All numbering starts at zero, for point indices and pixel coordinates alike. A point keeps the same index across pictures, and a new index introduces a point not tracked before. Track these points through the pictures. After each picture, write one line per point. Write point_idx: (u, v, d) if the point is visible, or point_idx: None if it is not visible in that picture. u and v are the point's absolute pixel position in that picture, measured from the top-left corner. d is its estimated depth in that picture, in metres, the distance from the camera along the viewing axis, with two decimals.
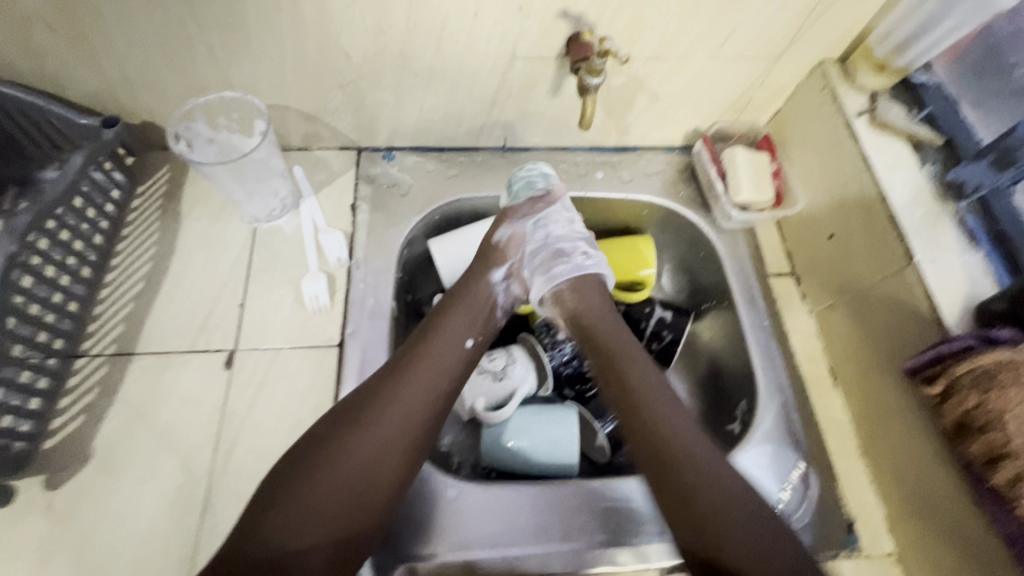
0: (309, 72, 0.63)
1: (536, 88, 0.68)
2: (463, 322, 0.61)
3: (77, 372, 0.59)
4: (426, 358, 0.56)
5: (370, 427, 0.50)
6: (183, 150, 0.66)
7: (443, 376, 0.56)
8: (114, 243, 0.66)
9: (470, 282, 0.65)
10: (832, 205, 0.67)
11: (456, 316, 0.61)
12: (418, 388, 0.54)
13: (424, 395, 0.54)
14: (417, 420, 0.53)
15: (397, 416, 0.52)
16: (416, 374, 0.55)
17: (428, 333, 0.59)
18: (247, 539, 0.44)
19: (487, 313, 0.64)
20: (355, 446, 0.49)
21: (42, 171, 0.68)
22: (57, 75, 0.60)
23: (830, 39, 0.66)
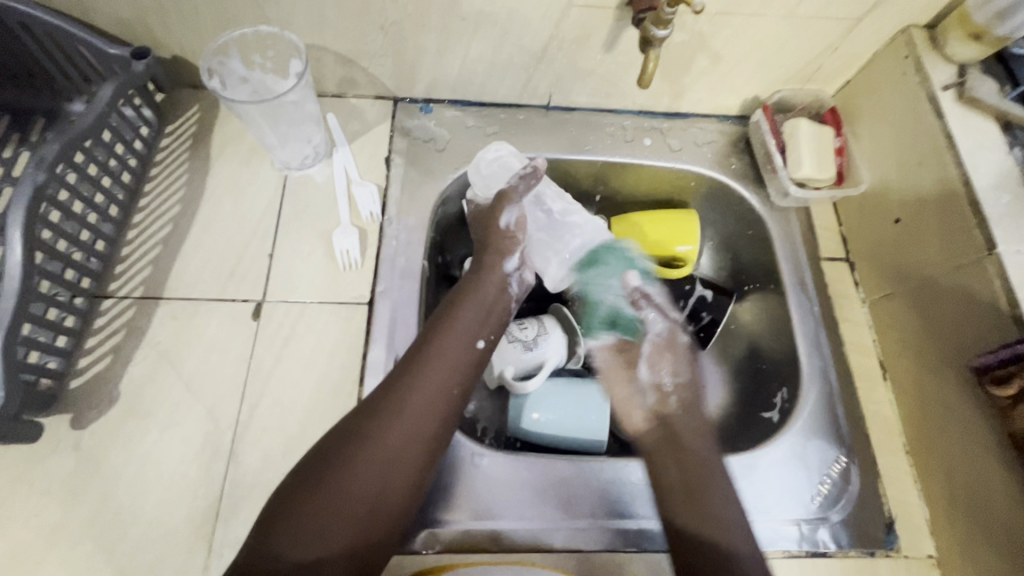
0: (349, 10, 0.58)
1: (590, 41, 0.63)
2: (471, 319, 0.56)
3: (104, 312, 0.58)
4: (431, 361, 0.52)
5: (381, 436, 0.47)
6: (215, 87, 0.62)
7: (454, 378, 0.52)
8: (142, 183, 0.63)
9: (478, 275, 0.60)
10: (902, 188, 0.62)
11: (466, 312, 0.56)
12: (429, 390, 0.50)
13: (431, 400, 0.50)
14: (429, 428, 0.49)
15: (407, 423, 0.48)
16: (426, 377, 0.51)
17: (437, 332, 0.54)
18: (263, 537, 0.43)
19: (497, 309, 0.59)
20: (367, 456, 0.46)
21: (70, 103, 0.65)
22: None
23: (922, 1, 0.59)
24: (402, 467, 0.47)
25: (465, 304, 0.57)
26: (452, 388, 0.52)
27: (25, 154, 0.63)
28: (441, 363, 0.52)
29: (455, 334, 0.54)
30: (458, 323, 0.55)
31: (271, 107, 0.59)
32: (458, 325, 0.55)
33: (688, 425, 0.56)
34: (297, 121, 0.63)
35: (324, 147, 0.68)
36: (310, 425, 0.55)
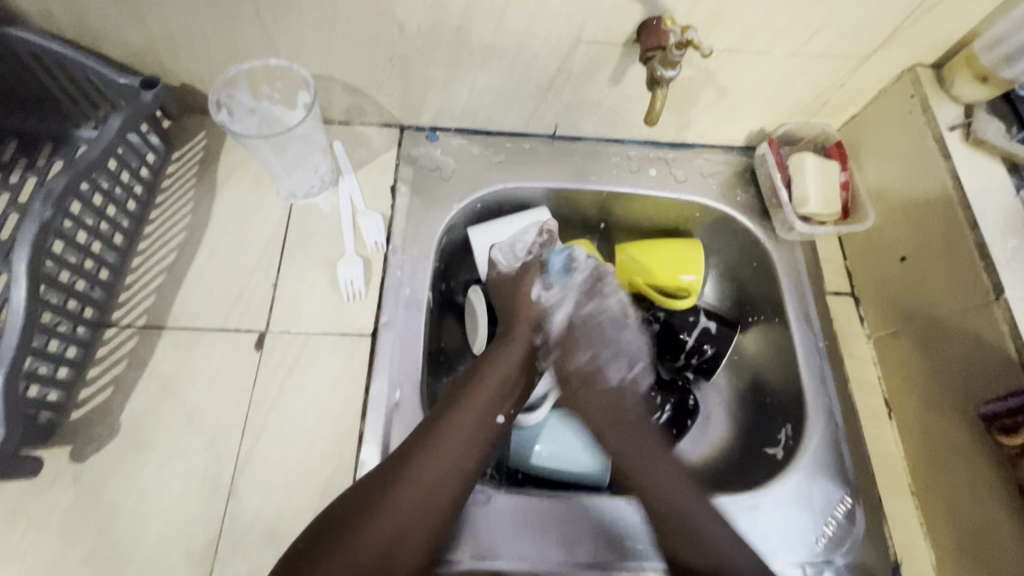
0: (358, 44, 0.59)
1: (597, 75, 0.63)
2: (491, 388, 0.57)
3: (107, 341, 0.58)
4: (450, 431, 0.53)
5: (395, 508, 0.48)
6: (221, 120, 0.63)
7: (470, 452, 0.53)
8: (148, 211, 0.64)
9: (499, 346, 0.61)
10: (907, 226, 0.63)
11: (485, 384, 0.57)
12: (444, 463, 0.52)
13: (447, 471, 0.52)
14: (442, 499, 0.51)
15: (421, 496, 0.50)
16: (442, 449, 0.52)
17: (455, 402, 0.56)
18: None
19: (519, 378, 0.60)
20: (380, 527, 0.47)
21: (77, 129, 0.65)
22: (98, 29, 0.57)
23: (928, 41, 0.59)
24: (410, 535, 0.48)
25: (487, 372, 0.58)
26: (471, 459, 0.53)
27: (32, 179, 0.63)
28: (460, 434, 0.54)
29: (474, 405, 0.56)
30: (479, 392, 0.57)
31: (280, 140, 0.60)
32: (479, 395, 0.56)
33: (645, 444, 0.58)
34: (305, 152, 0.64)
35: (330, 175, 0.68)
36: (311, 460, 0.55)
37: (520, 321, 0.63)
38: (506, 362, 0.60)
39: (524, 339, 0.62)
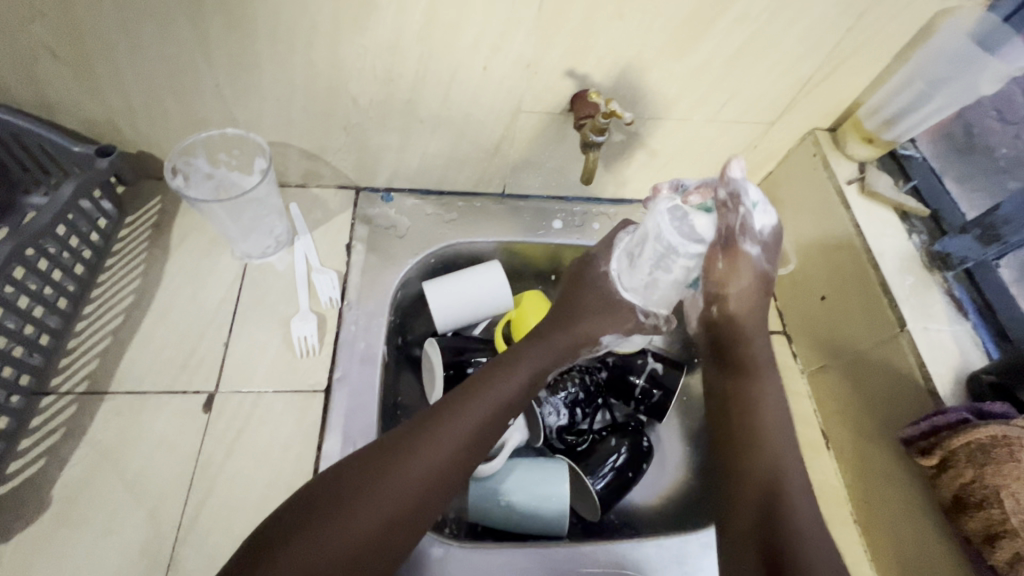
0: (313, 114, 0.63)
1: (539, 140, 0.69)
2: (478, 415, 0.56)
3: (43, 410, 0.55)
4: (425, 453, 0.52)
5: (380, 493, 0.50)
6: (178, 185, 0.65)
7: (462, 452, 0.54)
8: (97, 273, 0.63)
9: (520, 352, 0.63)
10: (823, 269, 0.69)
11: (495, 386, 0.59)
12: (431, 457, 0.52)
13: (409, 490, 0.51)
14: (425, 491, 0.51)
15: (400, 484, 0.50)
16: (432, 442, 0.53)
17: (455, 401, 0.57)
18: None
19: (511, 410, 0.59)
20: (359, 507, 0.49)
21: (27, 196, 0.66)
22: (53, 103, 0.59)
23: (822, 110, 0.68)
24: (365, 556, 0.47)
25: (480, 398, 0.57)
26: (459, 457, 0.54)
27: None
28: (431, 451, 0.53)
29: (452, 431, 0.54)
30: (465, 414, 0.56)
31: (235, 203, 0.62)
32: (489, 391, 0.58)
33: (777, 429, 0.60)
34: (261, 215, 0.65)
35: (286, 235, 0.70)
36: (260, 523, 0.53)
37: (546, 339, 0.64)
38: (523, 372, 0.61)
39: (546, 348, 0.63)
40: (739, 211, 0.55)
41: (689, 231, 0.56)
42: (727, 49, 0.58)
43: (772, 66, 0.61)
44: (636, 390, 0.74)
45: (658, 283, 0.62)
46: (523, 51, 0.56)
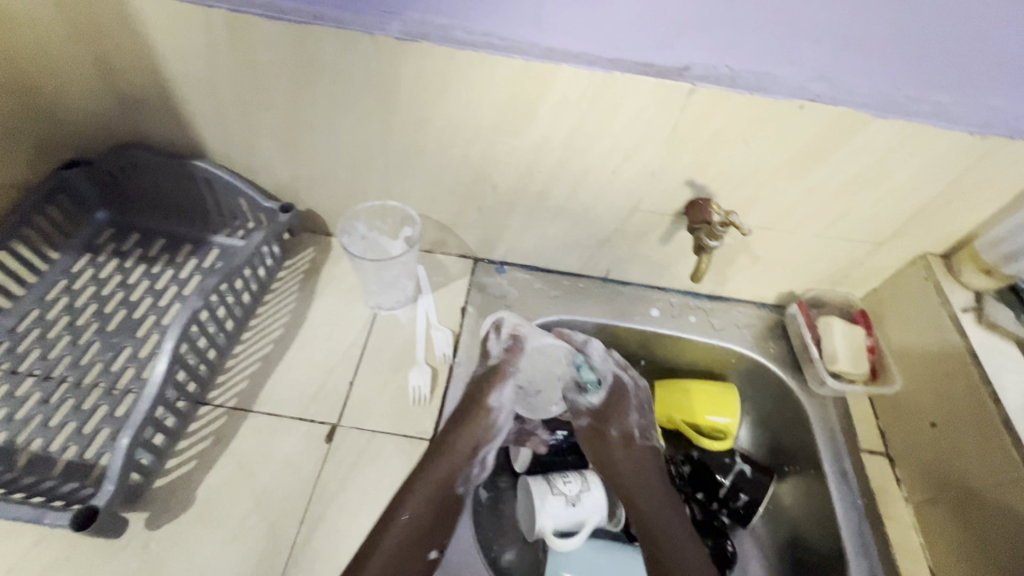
0: (456, 195, 0.73)
1: (648, 236, 0.75)
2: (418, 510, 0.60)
3: (200, 417, 0.64)
4: (373, 555, 0.57)
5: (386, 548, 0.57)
6: (344, 241, 0.76)
7: (431, 500, 0.61)
8: (257, 304, 0.74)
9: (468, 416, 0.67)
10: (936, 394, 0.67)
11: (459, 447, 0.65)
12: (415, 513, 0.60)
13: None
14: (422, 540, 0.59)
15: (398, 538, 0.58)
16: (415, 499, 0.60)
17: (432, 463, 0.63)
18: None
19: (463, 468, 0.65)
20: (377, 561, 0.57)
21: (214, 235, 0.81)
22: (257, 165, 0.73)
23: (936, 237, 0.70)
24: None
25: (411, 492, 0.61)
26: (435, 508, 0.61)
27: (169, 272, 0.77)
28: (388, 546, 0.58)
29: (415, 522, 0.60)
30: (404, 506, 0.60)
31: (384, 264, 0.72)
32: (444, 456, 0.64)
33: (671, 518, 0.68)
34: (398, 276, 0.75)
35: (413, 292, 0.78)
36: (361, 556, 0.57)
37: (474, 408, 0.68)
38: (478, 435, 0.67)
39: (480, 417, 0.68)
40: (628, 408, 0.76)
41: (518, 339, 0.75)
42: (843, 175, 0.62)
43: (886, 193, 0.64)
44: (721, 490, 0.74)
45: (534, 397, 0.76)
46: (650, 161, 0.64)
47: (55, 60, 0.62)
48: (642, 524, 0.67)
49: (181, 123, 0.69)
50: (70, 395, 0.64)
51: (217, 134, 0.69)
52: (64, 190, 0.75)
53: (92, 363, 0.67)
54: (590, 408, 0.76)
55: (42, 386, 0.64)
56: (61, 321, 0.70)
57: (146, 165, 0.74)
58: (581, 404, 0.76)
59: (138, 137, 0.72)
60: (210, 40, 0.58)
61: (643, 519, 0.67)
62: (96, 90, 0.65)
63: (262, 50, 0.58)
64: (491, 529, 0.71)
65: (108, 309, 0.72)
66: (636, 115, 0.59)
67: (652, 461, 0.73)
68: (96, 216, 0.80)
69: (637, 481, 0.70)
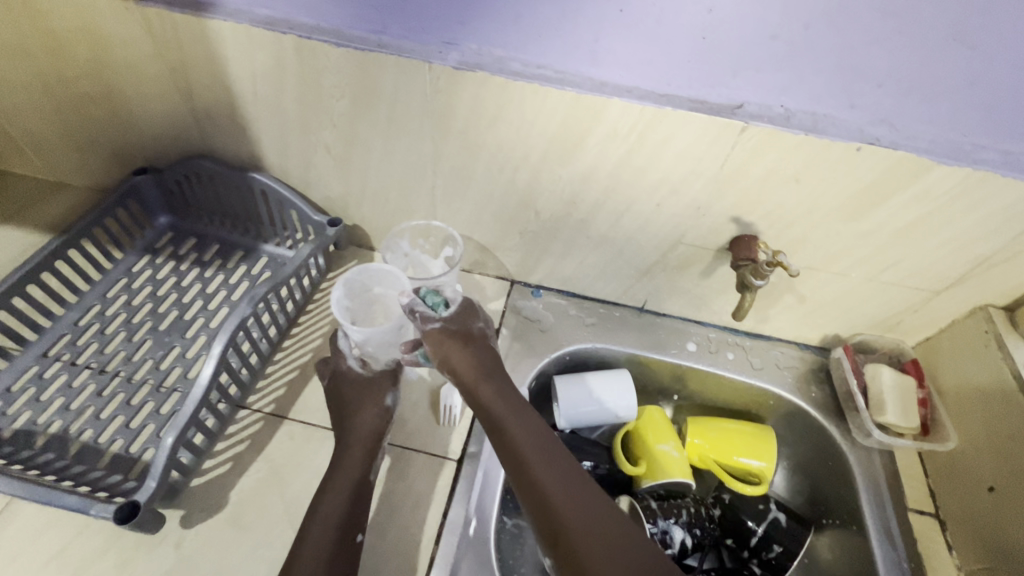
0: (499, 218, 0.74)
1: (689, 270, 0.74)
2: (334, 504, 0.56)
3: (239, 420, 0.66)
4: (313, 534, 0.53)
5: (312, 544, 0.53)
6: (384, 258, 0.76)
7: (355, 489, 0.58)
8: (299, 313, 0.76)
9: (365, 393, 0.65)
10: (994, 457, 0.63)
11: (360, 426, 0.62)
12: (335, 500, 0.56)
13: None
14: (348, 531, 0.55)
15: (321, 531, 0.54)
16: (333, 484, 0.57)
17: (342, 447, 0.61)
18: None
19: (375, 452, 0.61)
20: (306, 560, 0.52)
21: (265, 244, 0.85)
22: (312, 181, 0.76)
23: (998, 289, 0.66)
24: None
25: (338, 473, 0.58)
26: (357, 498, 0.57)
27: (220, 277, 0.81)
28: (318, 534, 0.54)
29: (330, 509, 0.55)
30: (331, 495, 0.56)
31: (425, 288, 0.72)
32: (366, 434, 0.62)
33: (576, 499, 0.53)
34: None
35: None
36: (384, 575, 0.57)
37: (378, 390, 0.65)
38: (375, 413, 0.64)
39: (379, 394, 0.65)
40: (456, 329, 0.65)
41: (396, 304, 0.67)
42: (900, 221, 0.60)
43: (946, 242, 0.62)
44: (752, 539, 0.71)
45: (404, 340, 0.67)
46: (697, 196, 0.63)
47: (138, 75, 0.67)
48: (539, 505, 0.52)
49: (245, 138, 0.72)
50: (121, 390, 0.67)
51: (277, 150, 0.73)
52: (133, 194, 0.80)
53: (143, 361, 0.70)
54: (431, 325, 0.61)
55: (97, 379, 0.68)
56: (119, 318, 0.74)
57: (208, 175, 0.78)
58: (428, 324, 0.62)
59: (205, 148, 0.76)
60: (281, 64, 0.61)
61: (540, 496, 0.53)
62: (171, 103, 0.70)
63: (327, 74, 0.61)
64: (513, 557, 0.70)
65: (162, 309, 0.76)
66: (685, 151, 0.59)
67: (524, 413, 0.59)
68: (159, 220, 0.85)
69: (524, 449, 0.55)
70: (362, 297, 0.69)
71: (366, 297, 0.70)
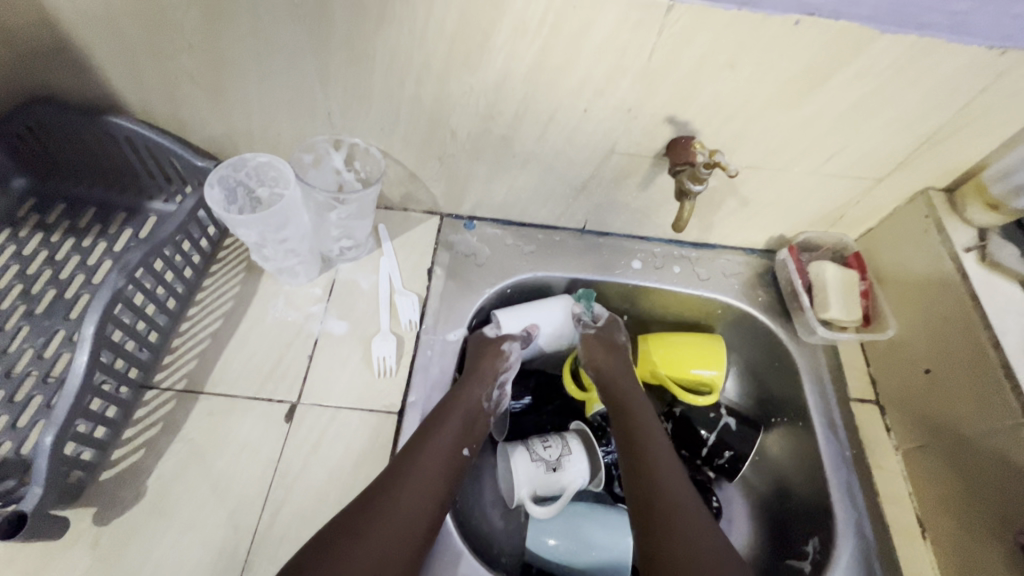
0: (413, 144, 0.65)
1: (628, 181, 0.68)
2: (431, 467, 0.55)
3: (147, 403, 0.60)
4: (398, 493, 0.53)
5: (394, 508, 0.52)
6: (303, 162, 0.66)
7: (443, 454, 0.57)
8: (203, 279, 0.68)
9: (478, 360, 0.66)
10: (930, 340, 0.64)
11: (470, 388, 0.63)
12: (432, 460, 0.56)
13: (400, 538, 0.50)
14: (434, 492, 0.54)
15: (409, 494, 0.53)
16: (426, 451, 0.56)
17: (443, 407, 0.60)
18: None
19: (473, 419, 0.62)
20: (381, 522, 0.50)
21: (150, 202, 0.74)
22: (186, 121, 0.65)
23: (939, 169, 0.64)
24: None
25: (432, 437, 0.57)
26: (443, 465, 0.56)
27: (102, 245, 0.70)
28: (391, 521, 0.51)
29: (419, 478, 0.54)
30: (421, 462, 0.55)
31: (346, 203, 0.65)
32: (469, 393, 0.62)
33: (675, 479, 0.57)
34: (357, 221, 0.68)
35: (369, 242, 0.73)
36: None
37: (488, 358, 0.66)
38: (486, 378, 0.64)
39: (490, 363, 0.65)
40: (336, 241, 0.70)
41: (274, 194, 0.64)
42: (844, 103, 0.55)
43: (889, 123, 0.57)
44: (704, 449, 0.72)
45: (292, 247, 0.65)
46: (626, 96, 0.56)
47: None
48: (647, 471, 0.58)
49: (85, 72, 0.59)
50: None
51: (130, 85, 0.60)
52: None
53: (21, 351, 0.61)
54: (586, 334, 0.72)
55: None
56: None
57: (56, 124, 0.65)
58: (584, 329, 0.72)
59: (43, 92, 0.62)
60: None
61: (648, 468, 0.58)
62: None
63: None
64: (471, 498, 0.68)
65: (34, 289, 0.65)
66: (608, 41, 0.51)
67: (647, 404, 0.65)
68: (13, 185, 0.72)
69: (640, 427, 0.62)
70: (244, 197, 0.64)
71: (253, 199, 0.65)
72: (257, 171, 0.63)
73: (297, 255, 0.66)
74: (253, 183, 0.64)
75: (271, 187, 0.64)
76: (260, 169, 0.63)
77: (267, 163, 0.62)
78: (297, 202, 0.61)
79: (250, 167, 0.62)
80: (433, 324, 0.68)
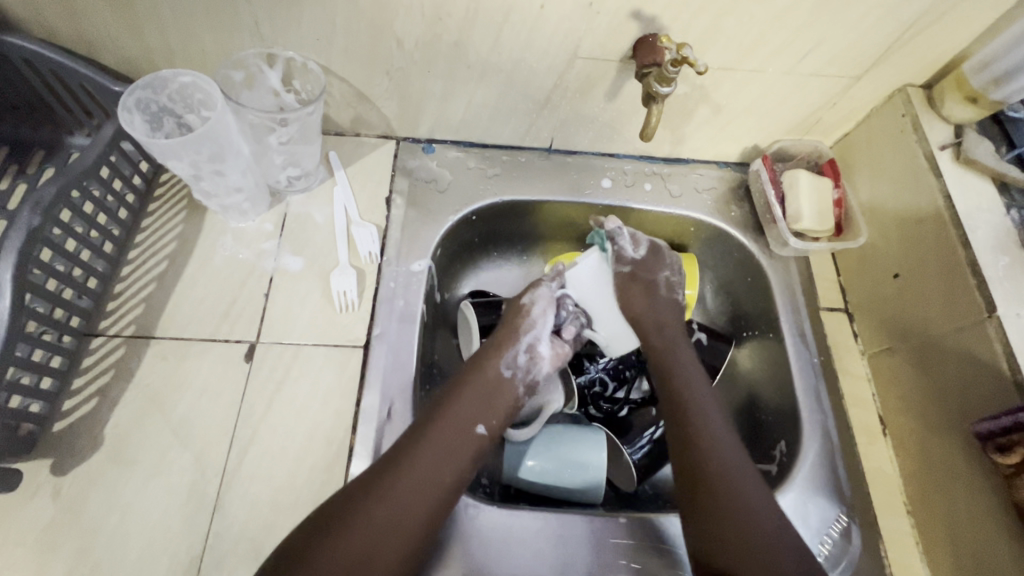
0: (355, 56, 0.59)
1: (594, 91, 0.63)
2: (451, 434, 0.54)
3: (93, 351, 0.57)
4: (417, 459, 0.51)
5: (415, 470, 0.50)
6: (233, 81, 0.59)
7: (464, 425, 0.55)
8: (140, 219, 0.63)
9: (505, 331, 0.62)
10: (901, 244, 0.63)
11: (492, 361, 0.60)
12: (452, 427, 0.54)
13: (419, 500, 0.50)
14: (452, 461, 0.53)
15: (428, 461, 0.51)
16: (445, 420, 0.54)
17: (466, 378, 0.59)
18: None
19: (499, 392, 0.59)
20: (400, 480, 0.50)
21: (70, 136, 0.67)
22: (92, 38, 0.57)
23: (920, 63, 0.60)
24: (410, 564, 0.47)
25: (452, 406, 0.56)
26: (464, 435, 0.55)
27: (22, 186, 0.64)
28: (411, 483, 0.50)
29: (438, 446, 0.53)
30: (441, 430, 0.54)
31: (287, 126, 0.59)
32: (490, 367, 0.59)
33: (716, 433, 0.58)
34: (303, 147, 0.63)
35: (320, 171, 0.68)
36: (300, 474, 0.54)
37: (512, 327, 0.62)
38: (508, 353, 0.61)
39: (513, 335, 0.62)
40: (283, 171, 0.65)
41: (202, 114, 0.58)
42: None
43: (869, 9, 0.53)
44: None
45: (235, 179, 0.60)
46: None
47: None
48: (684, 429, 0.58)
49: None
50: None
51: None
52: None
53: None
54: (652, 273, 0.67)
55: None
56: None
57: None
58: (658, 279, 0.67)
59: None
60: None
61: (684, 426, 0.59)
62: None
63: None
64: None
65: None
66: None
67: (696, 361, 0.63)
68: None
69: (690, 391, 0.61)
70: (167, 121, 0.58)
71: (179, 124, 0.60)
72: (178, 91, 0.57)
73: (242, 190, 0.61)
74: (176, 104, 0.58)
75: (198, 108, 0.58)
76: (179, 88, 0.56)
77: (189, 81, 0.56)
78: (229, 125, 0.56)
79: (169, 87, 0.56)
80: (397, 255, 0.65)
